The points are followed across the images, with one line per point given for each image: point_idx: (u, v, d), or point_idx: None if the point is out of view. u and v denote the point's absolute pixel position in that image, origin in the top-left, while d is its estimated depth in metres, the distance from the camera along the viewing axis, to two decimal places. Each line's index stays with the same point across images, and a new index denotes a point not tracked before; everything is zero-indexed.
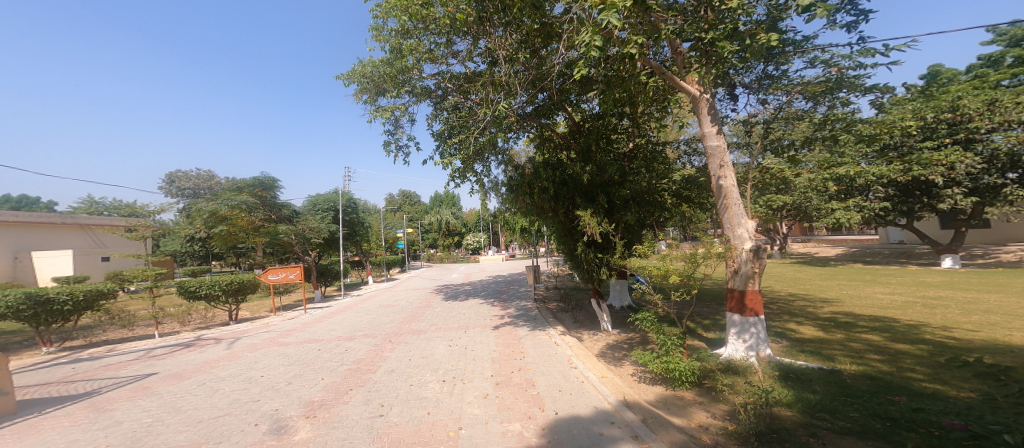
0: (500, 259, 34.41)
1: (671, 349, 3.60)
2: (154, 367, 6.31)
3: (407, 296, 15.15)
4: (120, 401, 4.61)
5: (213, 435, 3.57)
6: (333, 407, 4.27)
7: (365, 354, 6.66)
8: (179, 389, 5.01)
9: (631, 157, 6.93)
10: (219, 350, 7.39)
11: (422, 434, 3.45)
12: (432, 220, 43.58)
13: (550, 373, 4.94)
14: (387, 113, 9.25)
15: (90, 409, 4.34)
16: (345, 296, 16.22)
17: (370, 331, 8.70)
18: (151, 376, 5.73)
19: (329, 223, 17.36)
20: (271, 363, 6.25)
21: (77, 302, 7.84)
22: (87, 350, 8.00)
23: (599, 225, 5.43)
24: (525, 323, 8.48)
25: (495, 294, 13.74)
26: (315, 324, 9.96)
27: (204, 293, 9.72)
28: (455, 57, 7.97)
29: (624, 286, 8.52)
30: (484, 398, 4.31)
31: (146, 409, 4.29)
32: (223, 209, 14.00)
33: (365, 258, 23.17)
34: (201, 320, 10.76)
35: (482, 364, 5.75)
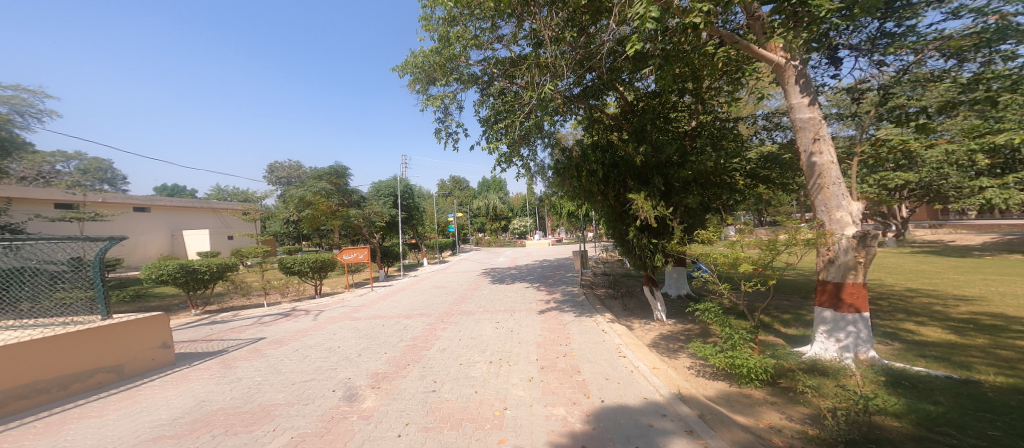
0: (549, 244, 34.39)
1: (738, 344, 3.38)
2: (263, 331, 7.22)
3: (458, 278, 15.80)
4: (242, 360, 5.35)
5: (302, 397, 4.02)
6: (393, 380, 4.59)
7: (420, 332, 7.06)
8: (280, 353, 5.68)
9: (694, 135, 6.51)
10: (308, 320, 8.27)
11: (470, 412, 3.60)
12: (480, 205, 43.79)
13: (597, 361, 4.89)
14: (437, 101, 9.53)
15: (220, 365, 5.09)
16: (403, 276, 17.31)
17: (425, 311, 9.20)
18: (262, 339, 6.58)
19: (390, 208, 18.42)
20: (344, 335, 6.87)
21: (213, 272, 9.12)
22: (219, 313, 9.39)
23: (653, 209, 5.14)
24: (573, 308, 8.43)
25: (548, 278, 13.80)
26: (380, 302, 10.75)
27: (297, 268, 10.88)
28: (500, 41, 7.88)
29: (683, 274, 8.07)
30: (529, 381, 4.38)
31: (258, 368, 4.93)
32: (308, 195, 15.34)
33: (420, 240, 24.35)
34: (296, 293, 12.09)
35: (527, 347, 5.83)
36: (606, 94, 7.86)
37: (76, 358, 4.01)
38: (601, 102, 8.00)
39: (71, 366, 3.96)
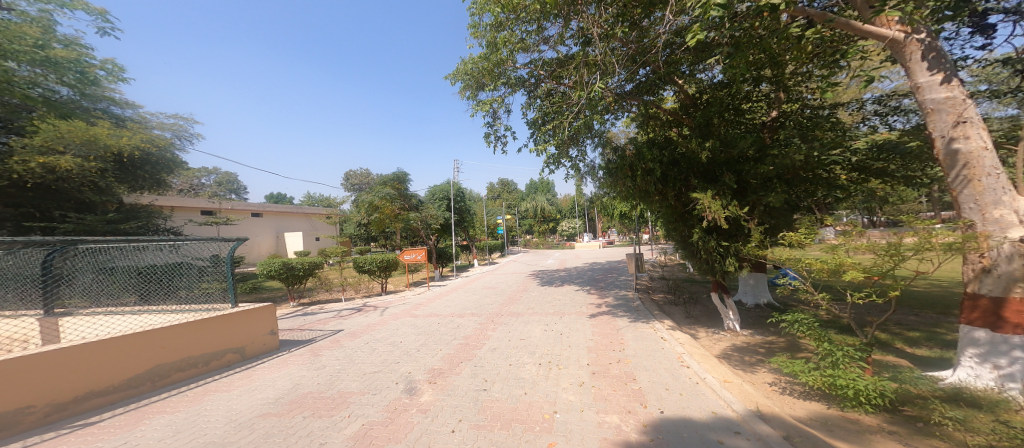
0: (600, 246, 33.42)
1: (841, 362, 3.00)
2: (342, 324, 7.90)
3: (508, 279, 15.98)
4: (327, 349, 5.90)
5: (370, 387, 4.31)
6: (448, 376, 4.74)
7: (472, 331, 7.21)
8: (354, 345, 6.16)
9: (775, 127, 6.05)
10: (376, 315, 8.88)
11: (520, 412, 3.58)
12: (529, 207, 43.94)
13: (654, 369, 4.63)
14: (486, 106, 9.69)
15: (309, 352, 5.66)
16: (457, 277, 17.90)
17: (475, 310, 9.41)
18: (341, 331, 7.20)
19: (444, 212, 19.27)
20: (405, 331, 7.25)
21: (306, 269, 10.74)
22: (309, 306, 10.56)
23: (724, 208, 4.76)
24: (626, 313, 8.10)
25: (602, 281, 13.41)
26: (435, 301, 11.18)
27: (367, 267, 11.88)
28: (547, 43, 7.82)
29: (761, 280, 7.48)
30: (579, 386, 4.27)
31: (338, 358, 5.40)
32: (376, 200, 16.62)
33: (471, 243, 24.95)
34: (367, 289, 13.08)
35: (578, 351, 5.70)
36: (663, 89, 7.46)
37: (208, 340, 4.66)
38: (658, 97, 7.61)
39: (205, 347, 4.62)
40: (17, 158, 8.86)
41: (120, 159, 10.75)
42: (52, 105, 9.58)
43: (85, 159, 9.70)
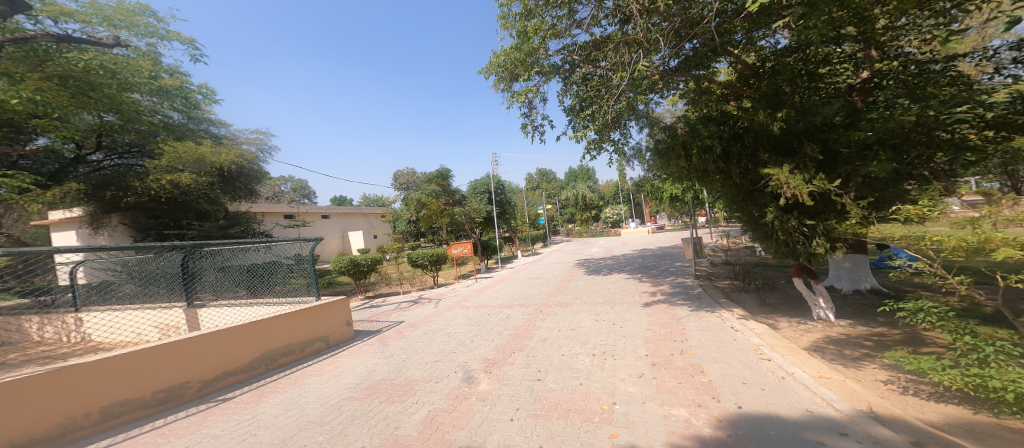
0: (647, 232, 32.09)
1: (992, 361, 2.55)
2: (403, 316, 8.39)
3: (553, 269, 15.95)
4: (393, 339, 6.27)
5: (433, 375, 4.51)
6: (502, 366, 4.80)
7: (522, 322, 7.28)
8: (416, 336, 6.49)
9: (866, 88, 5.39)
10: (431, 307, 9.30)
11: (577, 403, 3.54)
12: (570, 195, 43.21)
13: (725, 362, 4.34)
14: (522, 97, 9.60)
15: (378, 342, 6.06)
16: (502, 268, 18.18)
17: (524, 301, 9.51)
18: (402, 323, 7.64)
19: (486, 205, 19.60)
20: (460, 322, 7.51)
21: (369, 264, 11.56)
22: (371, 300, 11.35)
23: (807, 184, 4.28)
24: (684, 302, 7.70)
25: (655, 269, 12.83)
26: (483, 292, 11.45)
27: (419, 261, 12.47)
28: (580, 26, 7.52)
29: (863, 264, 6.76)
30: (639, 378, 4.11)
31: (404, 347, 5.72)
32: (422, 197, 17.31)
33: (514, 234, 25.17)
34: (420, 283, 13.74)
35: (634, 342, 5.51)
36: (717, 60, 6.87)
37: (301, 329, 5.22)
38: (710, 70, 7.03)
39: (300, 335, 5.19)
40: (152, 178, 11.23)
41: (220, 173, 13.07)
42: (170, 129, 11.85)
43: (199, 174, 12.12)
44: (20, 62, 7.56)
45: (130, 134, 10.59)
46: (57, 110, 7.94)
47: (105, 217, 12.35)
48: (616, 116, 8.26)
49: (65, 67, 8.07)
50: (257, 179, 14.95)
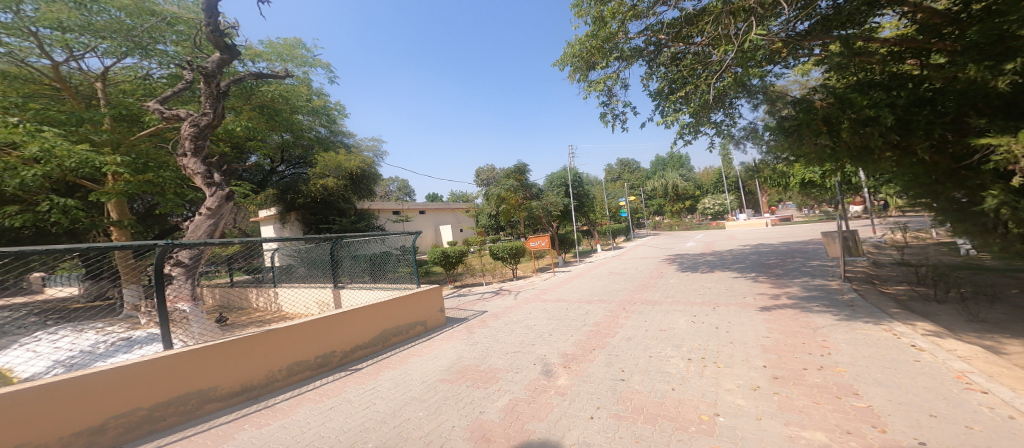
0: (752, 225, 28.28)
1: None
2: (487, 305, 8.61)
3: (637, 264, 14.92)
4: (478, 328, 6.43)
5: (513, 366, 4.46)
6: (582, 362, 4.51)
7: (603, 318, 6.83)
8: (498, 325, 6.56)
9: None
10: (511, 298, 9.40)
11: (668, 409, 3.13)
12: (658, 185, 40.17)
13: (898, 387, 3.36)
14: (599, 86, 9.02)
15: (466, 330, 6.27)
16: (581, 262, 17.68)
17: (605, 296, 9.00)
18: (486, 312, 7.83)
19: (563, 198, 19.15)
20: (538, 315, 7.39)
21: (457, 254, 12.04)
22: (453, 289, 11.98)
23: None
24: (819, 310, 6.39)
25: (763, 267, 11.18)
26: (562, 286, 11.25)
27: (498, 254, 12.74)
28: (665, 2, 6.75)
29: None
30: (751, 390, 3.46)
31: (488, 336, 5.84)
32: (501, 192, 17.63)
33: (593, 228, 24.30)
34: (499, 274, 14.11)
35: (745, 349, 4.69)
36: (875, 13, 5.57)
37: (408, 312, 5.85)
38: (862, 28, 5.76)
39: (406, 317, 5.82)
40: (312, 182, 14.62)
41: (352, 176, 15.63)
42: (320, 142, 15.31)
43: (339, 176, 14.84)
44: (240, 98, 10.92)
45: (298, 149, 14.53)
46: (258, 132, 11.61)
47: (287, 215, 16.11)
48: (718, 95, 7.39)
49: (263, 98, 11.30)
50: (375, 180, 16.78)
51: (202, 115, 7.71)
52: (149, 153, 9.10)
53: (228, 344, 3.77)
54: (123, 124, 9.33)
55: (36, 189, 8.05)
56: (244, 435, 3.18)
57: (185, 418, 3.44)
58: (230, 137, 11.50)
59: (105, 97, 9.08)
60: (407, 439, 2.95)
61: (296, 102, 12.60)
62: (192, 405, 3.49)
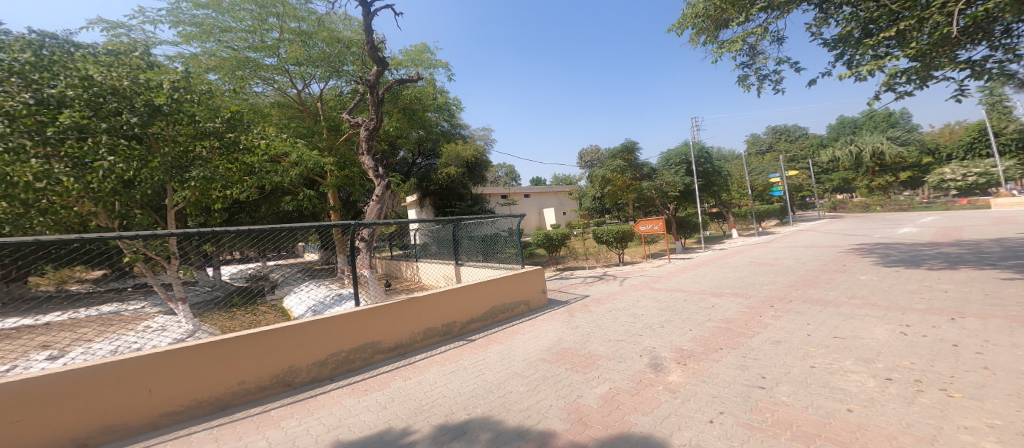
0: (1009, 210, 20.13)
1: None
2: (590, 289, 8.78)
3: (789, 255, 12.37)
4: (579, 312, 6.53)
5: (616, 354, 4.38)
6: (702, 361, 4.01)
7: (736, 316, 5.86)
8: (600, 311, 6.57)
9: None
10: (616, 284, 9.31)
11: (831, 430, 2.49)
12: (848, 156, 31.51)
13: None
14: (737, 44, 7.66)
15: (567, 312, 6.48)
16: (707, 249, 15.86)
17: (738, 290, 7.79)
18: (589, 296, 7.96)
19: (683, 178, 17.26)
20: (649, 304, 6.98)
21: (559, 238, 12.22)
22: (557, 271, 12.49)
23: None
24: None
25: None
26: (679, 274, 10.38)
27: (603, 238, 12.53)
28: None
29: None
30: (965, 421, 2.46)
31: (589, 320, 5.88)
32: (607, 173, 16.97)
33: (724, 209, 21.30)
34: (604, 258, 14.12)
35: (983, 369, 3.25)
36: None
37: (513, 291, 6.32)
38: None
39: (511, 296, 6.28)
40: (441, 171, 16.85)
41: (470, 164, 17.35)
42: (446, 136, 17.40)
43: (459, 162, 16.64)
44: (393, 101, 13.69)
45: (429, 143, 16.79)
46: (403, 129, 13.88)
47: (422, 201, 18.99)
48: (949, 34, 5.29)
49: (406, 99, 13.80)
50: (484, 167, 18.26)
51: (371, 120, 10.61)
52: (345, 153, 13.80)
53: (389, 308, 4.63)
54: (332, 133, 13.96)
55: (296, 186, 13.63)
56: (395, 384, 3.90)
57: (364, 363, 4.39)
58: (386, 137, 14.13)
59: (323, 113, 13.97)
60: (508, 410, 3.21)
61: (427, 101, 14.34)
62: (368, 354, 4.43)
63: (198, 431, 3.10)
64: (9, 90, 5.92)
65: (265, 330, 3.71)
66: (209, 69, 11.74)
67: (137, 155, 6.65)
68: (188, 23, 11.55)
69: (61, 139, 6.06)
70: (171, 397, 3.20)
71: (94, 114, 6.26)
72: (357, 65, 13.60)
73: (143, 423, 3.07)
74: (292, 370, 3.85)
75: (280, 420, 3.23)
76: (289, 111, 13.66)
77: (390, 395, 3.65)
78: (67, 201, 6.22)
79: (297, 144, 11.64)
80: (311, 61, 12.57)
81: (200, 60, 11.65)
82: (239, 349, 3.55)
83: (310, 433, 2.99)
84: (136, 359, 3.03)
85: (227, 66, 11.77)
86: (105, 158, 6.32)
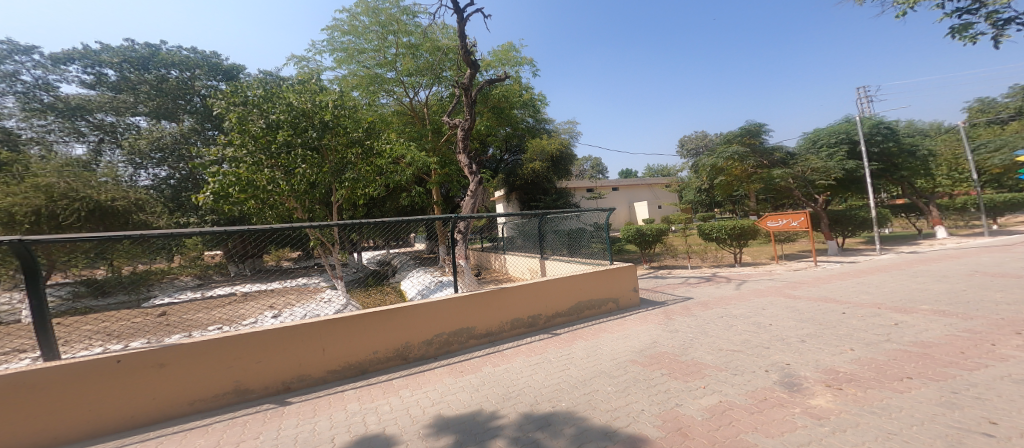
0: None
1: None
2: (692, 292, 8.23)
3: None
4: (678, 314, 6.05)
5: (730, 365, 3.79)
6: (871, 389, 3.08)
7: (944, 339, 4.24)
8: (707, 316, 5.97)
9: None
10: (731, 288, 8.40)
11: None
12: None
13: None
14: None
15: (663, 314, 6.07)
16: (880, 253, 12.53)
17: (946, 307, 5.67)
18: (693, 299, 7.40)
19: (843, 164, 13.79)
20: (779, 313, 5.93)
21: (654, 234, 11.87)
22: (658, 269, 11.93)
23: None
24: None
25: None
26: (831, 281, 8.57)
27: (714, 235, 11.65)
28: None
29: None
30: None
31: (690, 325, 5.39)
32: (720, 162, 14.83)
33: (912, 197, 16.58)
34: (715, 258, 12.99)
35: None
36: None
37: (604, 287, 6.15)
38: None
39: (597, 292, 6.06)
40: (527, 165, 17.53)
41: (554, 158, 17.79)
42: (533, 132, 18.03)
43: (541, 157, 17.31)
44: (484, 103, 15.08)
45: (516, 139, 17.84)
46: (490, 128, 15.26)
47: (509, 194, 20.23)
48: None
49: (494, 100, 14.99)
50: (569, 160, 18.57)
51: (465, 121, 12.11)
52: (444, 152, 16.22)
53: (482, 297, 4.97)
54: (435, 135, 16.28)
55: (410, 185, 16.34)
56: (486, 370, 4.18)
57: (461, 346, 4.81)
58: (478, 136, 15.66)
59: (429, 116, 16.36)
60: (596, 409, 3.05)
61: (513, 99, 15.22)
62: (464, 338, 4.84)
63: (349, 389, 3.84)
64: (253, 119, 9.70)
65: (387, 308, 4.36)
66: (353, 87, 14.76)
67: (318, 160, 9.91)
68: (340, 49, 14.49)
69: (281, 153, 9.53)
70: (296, 367, 3.83)
71: (293, 131, 9.72)
72: (454, 71, 15.29)
73: (317, 375, 3.93)
74: (407, 345, 4.45)
75: (398, 390, 3.77)
76: (405, 117, 16.29)
77: (482, 379, 3.92)
78: (283, 198, 9.68)
79: (410, 147, 13.86)
80: (418, 71, 14.73)
81: (348, 80, 14.70)
82: (346, 330, 4.08)
83: (419, 405, 3.43)
84: (308, 325, 3.87)
85: (364, 83, 14.58)
86: (300, 165, 9.61)
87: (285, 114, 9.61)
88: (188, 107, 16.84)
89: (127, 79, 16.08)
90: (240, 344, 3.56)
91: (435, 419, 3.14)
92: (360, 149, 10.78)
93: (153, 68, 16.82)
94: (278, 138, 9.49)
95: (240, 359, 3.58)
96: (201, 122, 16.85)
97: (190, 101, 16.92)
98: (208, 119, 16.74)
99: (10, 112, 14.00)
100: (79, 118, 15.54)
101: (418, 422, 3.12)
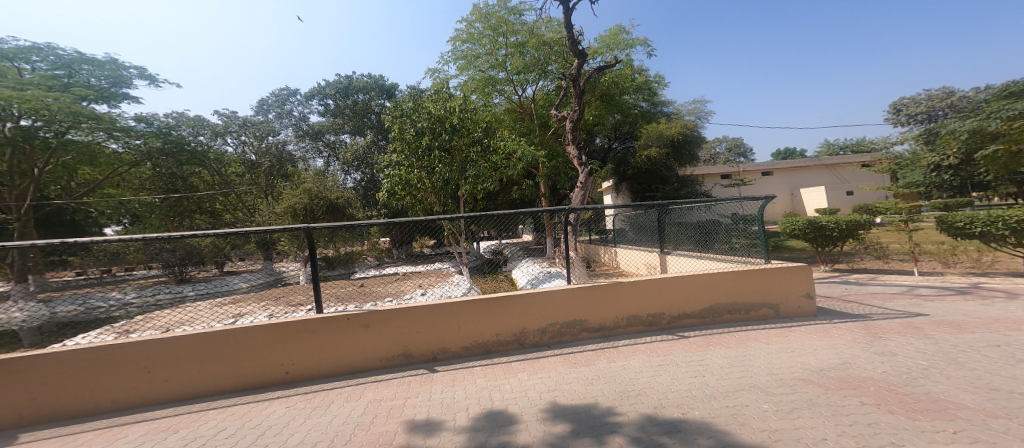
0: None
1: None
2: (922, 306, 5.97)
3: None
4: (892, 333, 4.58)
5: (1016, 415, 2.62)
6: None
7: None
8: (960, 341, 4.23)
9: None
10: (1018, 308, 5.62)
11: None
12: None
13: None
14: None
15: (864, 331, 4.68)
16: None
17: None
18: (926, 315, 5.41)
19: None
20: None
21: (841, 230, 9.41)
22: (855, 275, 9.33)
23: None
24: None
25: None
26: None
27: (977, 231, 7.93)
28: None
29: None
30: None
31: (920, 350, 3.96)
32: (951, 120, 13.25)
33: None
34: (971, 264, 9.20)
35: None
36: None
37: (751, 289, 5.20)
38: None
39: (745, 296, 5.19)
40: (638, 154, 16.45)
41: (674, 143, 16.23)
42: (646, 116, 16.82)
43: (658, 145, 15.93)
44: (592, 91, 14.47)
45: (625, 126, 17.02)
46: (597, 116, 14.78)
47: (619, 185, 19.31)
48: None
49: (603, 88, 14.33)
50: (696, 144, 16.73)
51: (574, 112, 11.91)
52: (553, 145, 16.44)
53: (597, 289, 4.83)
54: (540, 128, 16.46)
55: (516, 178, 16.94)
56: (600, 364, 4.06)
57: (573, 338, 4.78)
58: (586, 126, 15.43)
59: (535, 112, 16.64)
60: (744, 425, 2.64)
61: (625, 84, 14.41)
62: (577, 330, 4.79)
63: (478, 366, 4.19)
64: (406, 124, 11.35)
65: (507, 294, 4.58)
66: (471, 91, 15.86)
67: (450, 160, 11.36)
68: (461, 57, 15.70)
69: (424, 156, 11.12)
70: (426, 344, 4.31)
71: (433, 133, 11.14)
72: (559, 63, 15.26)
73: (454, 349, 4.39)
74: (524, 331, 4.63)
75: (517, 373, 3.95)
76: (515, 114, 16.97)
77: (598, 373, 3.82)
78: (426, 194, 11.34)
79: (522, 143, 14.09)
80: (526, 68, 15.12)
81: (467, 85, 15.86)
82: (467, 314, 4.42)
83: (536, 389, 3.54)
84: (444, 305, 4.33)
85: (481, 86, 15.61)
86: (437, 165, 11.06)
87: (426, 122, 11.04)
88: (371, 124, 22.26)
89: (337, 106, 22.63)
90: (404, 316, 4.21)
91: (552, 404, 3.21)
92: (480, 147, 11.95)
93: (352, 95, 22.89)
94: (421, 142, 11.06)
95: (405, 329, 4.24)
96: (377, 135, 21.72)
97: (369, 118, 22.48)
98: (381, 133, 21.56)
99: (294, 137, 23.07)
100: (319, 139, 23.23)
101: (536, 405, 3.21)
